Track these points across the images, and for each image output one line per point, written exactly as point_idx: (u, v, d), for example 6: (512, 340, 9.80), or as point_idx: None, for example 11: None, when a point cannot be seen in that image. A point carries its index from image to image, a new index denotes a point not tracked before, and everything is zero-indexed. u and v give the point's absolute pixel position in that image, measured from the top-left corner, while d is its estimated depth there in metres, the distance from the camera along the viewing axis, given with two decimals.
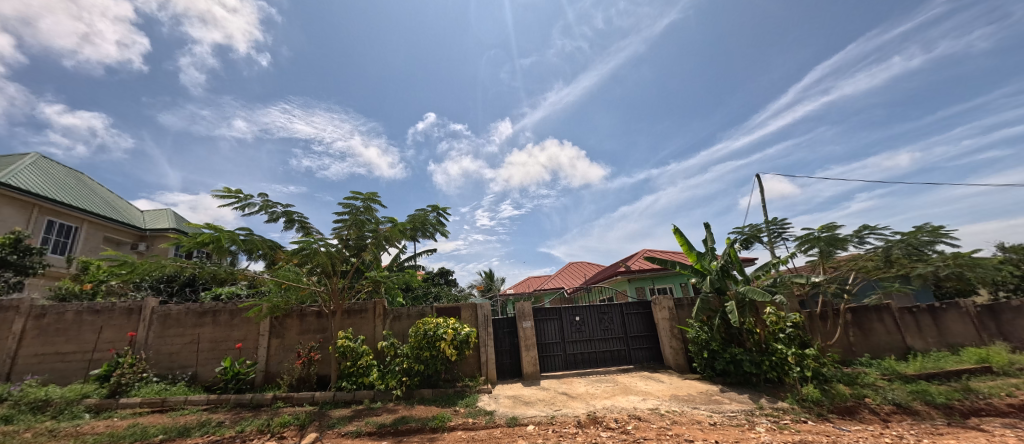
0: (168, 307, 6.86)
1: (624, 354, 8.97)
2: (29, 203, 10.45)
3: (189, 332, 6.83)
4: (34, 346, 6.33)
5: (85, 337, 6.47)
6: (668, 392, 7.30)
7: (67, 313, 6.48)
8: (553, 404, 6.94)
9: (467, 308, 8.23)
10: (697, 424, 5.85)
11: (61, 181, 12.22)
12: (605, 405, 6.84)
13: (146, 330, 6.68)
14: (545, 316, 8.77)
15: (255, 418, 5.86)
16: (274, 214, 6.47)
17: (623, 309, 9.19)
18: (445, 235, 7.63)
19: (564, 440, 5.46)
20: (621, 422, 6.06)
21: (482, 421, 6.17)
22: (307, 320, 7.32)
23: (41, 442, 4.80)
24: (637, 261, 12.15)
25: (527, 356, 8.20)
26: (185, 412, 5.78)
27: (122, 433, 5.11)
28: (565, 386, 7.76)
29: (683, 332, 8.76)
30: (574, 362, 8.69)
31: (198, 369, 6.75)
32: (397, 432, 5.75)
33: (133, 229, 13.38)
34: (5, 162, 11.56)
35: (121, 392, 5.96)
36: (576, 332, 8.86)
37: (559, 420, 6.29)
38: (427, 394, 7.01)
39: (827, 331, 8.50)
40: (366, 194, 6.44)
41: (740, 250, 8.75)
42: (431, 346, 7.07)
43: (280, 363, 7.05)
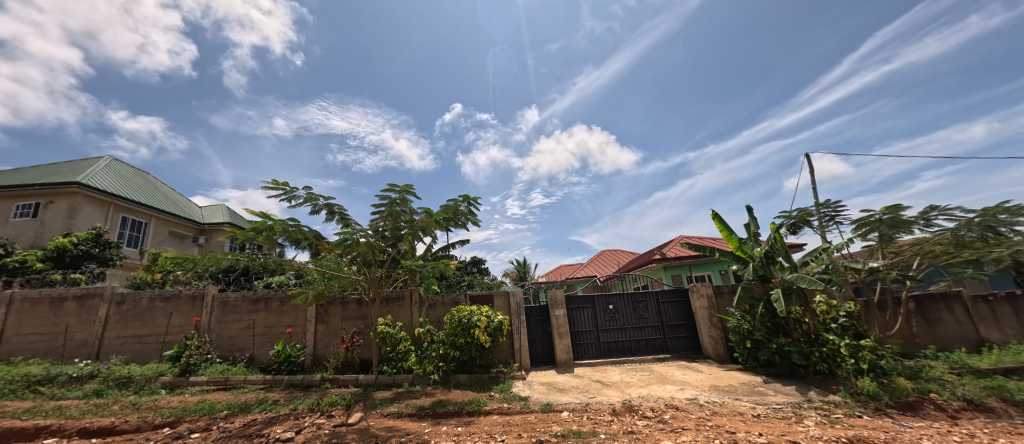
0: (226, 295, 7.42)
1: (660, 343, 8.77)
2: (106, 201, 11.61)
3: (245, 318, 7.37)
4: (117, 329, 7.07)
5: (158, 322, 7.15)
6: (708, 383, 7.07)
7: (142, 300, 7.18)
8: (587, 391, 6.93)
9: (500, 296, 8.31)
10: (739, 416, 5.63)
11: (131, 181, 13.45)
12: (641, 394, 6.74)
13: (208, 316, 7.28)
14: (578, 304, 8.70)
15: (306, 398, 6.28)
16: (317, 206, 6.80)
17: (658, 297, 8.94)
18: (477, 225, 7.70)
19: (599, 427, 5.44)
20: (657, 411, 5.95)
21: (517, 407, 6.27)
22: (349, 307, 7.69)
23: (127, 414, 5.41)
24: (673, 248, 11.74)
25: (560, 343, 8.21)
26: (245, 390, 6.29)
27: (193, 408, 5.66)
28: (599, 374, 7.72)
29: (723, 321, 8.42)
30: (608, 350, 8.62)
31: (254, 352, 7.30)
32: (435, 415, 5.96)
33: (193, 224, 14.51)
34: (84, 165, 12.86)
35: (190, 372, 6.56)
36: (610, 320, 8.75)
37: (593, 407, 6.28)
38: (463, 379, 7.22)
39: (885, 321, 7.87)
40: (402, 185, 6.62)
41: (787, 236, 8.23)
42: (465, 333, 7.23)
43: (327, 347, 7.48)
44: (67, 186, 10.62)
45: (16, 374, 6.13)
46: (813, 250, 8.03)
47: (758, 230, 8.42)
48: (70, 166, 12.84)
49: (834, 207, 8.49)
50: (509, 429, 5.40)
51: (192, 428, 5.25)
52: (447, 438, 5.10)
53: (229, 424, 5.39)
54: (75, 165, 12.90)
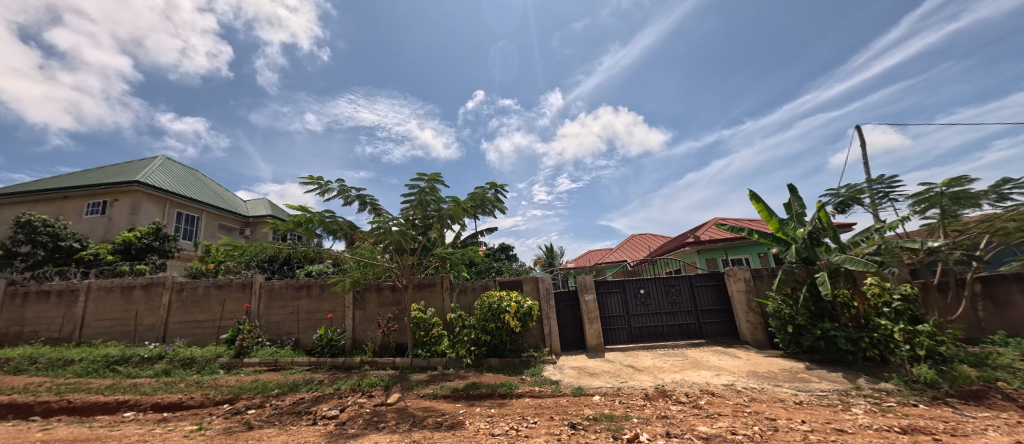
0: (272, 282, 7.89)
1: (694, 328, 8.56)
2: (163, 198, 12.57)
3: (290, 304, 7.82)
4: (179, 315, 7.70)
5: (213, 308, 7.72)
6: (746, 368, 6.85)
7: (198, 287, 7.77)
8: (618, 376, 6.90)
9: (529, 281, 8.34)
10: (780, 402, 5.43)
11: (182, 178, 14.45)
12: (674, 379, 6.64)
13: (257, 302, 7.79)
14: (608, 289, 8.61)
15: (348, 379, 6.64)
16: (349, 197, 7.02)
17: (692, 281, 8.68)
18: (504, 211, 7.73)
19: (631, 411, 5.42)
20: (692, 396, 5.85)
21: (548, 390, 6.35)
22: (383, 293, 7.99)
23: (192, 391, 5.94)
24: (708, 231, 11.28)
25: (590, 328, 8.18)
26: (294, 371, 6.73)
27: (248, 386, 6.13)
28: (631, 359, 7.65)
29: (762, 306, 8.08)
30: (640, 335, 8.51)
31: (299, 336, 7.76)
32: (469, 397, 6.15)
33: (239, 217, 15.41)
34: (141, 165, 13.91)
35: (244, 353, 7.08)
36: (641, 305, 8.60)
37: (625, 391, 6.25)
38: (495, 363, 7.37)
39: (946, 305, 7.26)
40: (430, 174, 6.70)
41: (833, 215, 7.71)
42: (496, 318, 7.33)
43: (365, 332, 7.83)
44: (128, 185, 11.57)
45: (99, 354, 6.86)
46: (863, 229, 7.49)
47: (800, 209, 7.94)
48: (130, 166, 13.93)
49: (888, 183, 7.83)
50: (541, 411, 5.48)
51: (248, 404, 5.71)
52: (481, 418, 5.25)
53: (280, 401, 5.80)
54: (133, 165, 13.98)
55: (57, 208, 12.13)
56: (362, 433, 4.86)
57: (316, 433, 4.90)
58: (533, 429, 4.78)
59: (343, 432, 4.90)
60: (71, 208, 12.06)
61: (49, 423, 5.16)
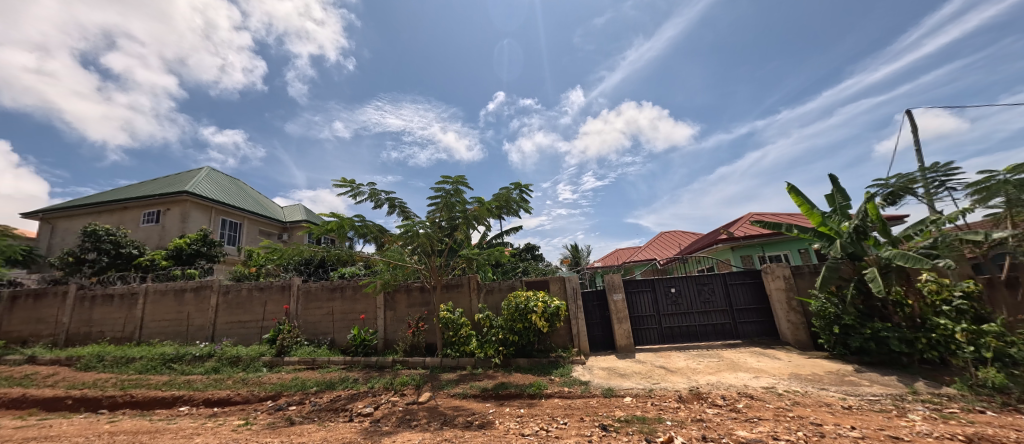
0: (308, 284, 8.23)
1: (729, 328, 8.23)
2: (209, 206, 13.41)
3: (325, 305, 8.14)
4: (225, 315, 8.18)
5: (256, 309, 8.15)
6: (787, 371, 6.51)
7: (242, 290, 8.21)
8: (650, 377, 6.73)
9: (556, 281, 8.28)
10: (826, 407, 5.12)
11: (225, 187, 15.34)
12: (709, 381, 6.40)
13: (295, 304, 8.15)
14: (637, 288, 8.41)
15: (381, 377, 6.83)
16: (379, 200, 7.23)
17: (726, 279, 8.35)
18: (529, 211, 7.72)
19: (664, 413, 5.27)
20: (730, 399, 5.61)
21: (578, 391, 6.28)
22: (413, 294, 8.17)
23: (239, 387, 6.29)
24: (742, 227, 10.83)
25: (619, 328, 8.02)
26: (330, 370, 6.99)
27: (289, 384, 6.42)
28: (663, 360, 7.44)
29: (803, 305, 7.65)
30: (671, 335, 8.27)
31: (335, 336, 8.06)
32: (499, 396, 6.18)
33: (277, 223, 16.15)
34: (189, 176, 14.88)
35: (285, 352, 7.43)
36: (672, 305, 8.36)
37: (658, 393, 6.08)
38: (523, 363, 7.38)
39: (1017, 303, 6.61)
40: (455, 177, 6.80)
41: (882, 207, 7.21)
42: (523, 318, 7.32)
43: (396, 332, 8.03)
44: (179, 195, 12.42)
45: (156, 352, 7.39)
46: (915, 222, 7.00)
47: (844, 202, 7.48)
48: (179, 177, 14.94)
49: (943, 171, 7.24)
50: (571, 412, 5.43)
51: (289, 401, 5.98)
52: (511, 418, 5.25)
53: (319, 399, 6.04)
54: (182, 177, 14.99)
55: (117, 218, 13.18)
56: (396, 430, 4.98)
57: (353, 430, 5.07)
58: (563, 430, 4.74)
59: (377, 429, 5.04)
60: (130, 218, 13.08)
61: (115, 415, 5.62)
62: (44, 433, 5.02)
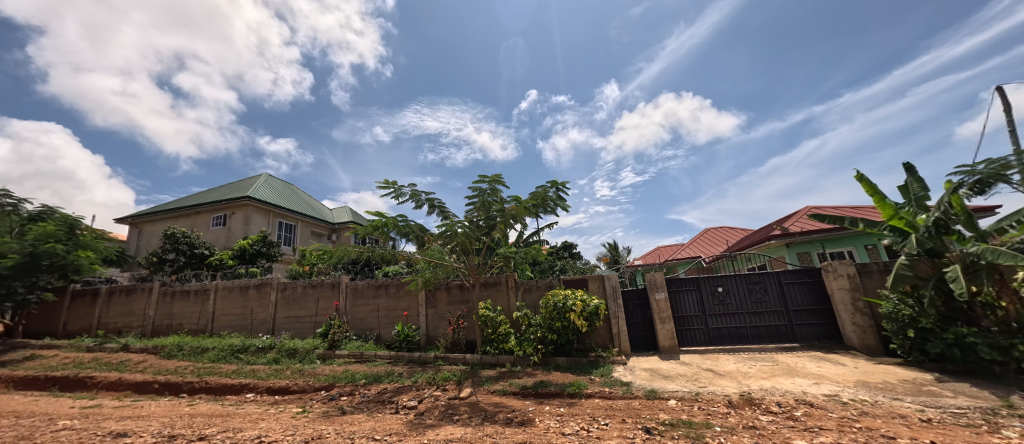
0: (356, 282, 8.67)
1: (784, 330, 7.69)
2: (267, 210, 14.51)
3: (372, 302, 8.54)
4: (283, 311, 8.81)
5: (310, 305, 8.72)
6: (853, 378, 5.96)
7: (298, 287, 8.81)
8: (696, 380, 6.44)
9: (595, 279, 8.13)
10: (900, 419, 4.63)
11: (280, 192, 16.52)
12: (762, 386, 6.01)
13: (344, 300, 8.62)
14: (681, 287, 8.07)
15: (424, 372, 7.07)
16: (419, 201, 7.47)
17: (780, 278, 7.81)
18: (566, 209, 7.65)
19: (713, 418, 5.01)
20: (786, 406, 5.24)
21: (619, 392, 6.14)
22: (453, 292, 8.37)
23: (296, 377, 6.76)
24: (798, 221, 10.08)
25: (662, 328, 7.74)
26: (376, 364, 7.33)
27: (341, 376, 6.82)
28: (710, 362, 7.10)
29: (872, 307, 6.98)
30: (719, 337, 7.86)
31: (380, 331, 8.44)
32: (538, 395, 6.18)
33: (326, 224, 17.15)
34: (249, 182, 16.17)
35: (336, 346, 7.90)
36: (720, 305, 7.94)
37: (705, 397, 5.80)
38: (562, 362, 7.33)
39: None
40: (491, 176, 6.87)
41: (967, 198, 6.40)
42: (562, 317, 7.25)
43: (437, 329, 8.27)
44: (241, 200, 13.56)
45: (226, 343, 8.13)
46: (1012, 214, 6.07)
47: (920, 192, 6.72)
48: (241, 184, 16.28)
49: None
50: (612, 413, 5.31)
51: (341, 392, 6.35)
52: (551, 417, 5.24)
53: (367, 390, 6.36)
54: (243, 183, 16.32)
55: (190, 222, 14.61)
56: (439, 424, 5.13)
57: (398, 421, 5.29)
58: (605, 431, 4.65)
59: (422, 422, 5.22)
60: (201, 221, 14.45)
61: (193, 399, 6.25)
62: (136, 413, 5.69)
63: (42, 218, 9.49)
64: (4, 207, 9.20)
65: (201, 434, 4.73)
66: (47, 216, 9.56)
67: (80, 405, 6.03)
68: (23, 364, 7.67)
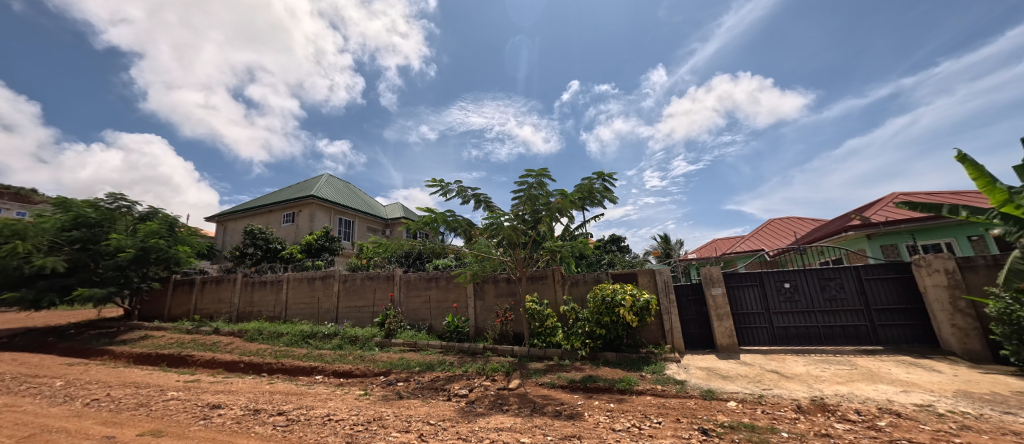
0: (409, 275, 9.10)
1: (864, 331, 6.94)
2: (328, 207, 15.63)
3: (424, 293, 8.92)
4: (345, 301, 9.49)
5: (368, 295, 9.32)
6: (951, 387, 5.24)
7: (357, 279, 9.45)
8: (759, 382, 6.02)
9: (645, 273, 7.86)
10: (1014, 436, 4.00)
11: (339, 190, 17.72)
12: (837, 391, 5.48)
13: (398, 292, 9.10)
14: (741, 282, 7.55)
15: (474, 362, 7.29)
16: (466, 196, 7.65)
17: (859, 273, 7.04)
18: (614, 201, 7.43)
19: (779, 423, 4.66)
20: (867, 415, 4.73)
21: (673, 390, 5.91)
22: (500, 285, 8.52)
23: (358, 362, 7.28)
24: (882, 209, 8.99)
25: (720, 326, 7.31)
26: (429, 353, 7.68)
27: (397, 363, 7.24)
28: (775, 363, 6.59)
29: (977, 307, 6.07)
30: (785, 337, 7.27)
31: (432, 322, 8.81)
32: (587, 389, 6.12)
33: (381, 219, 18.16)
34: (311, 182, 17.52)
35: (392, 335, 8.39)
36: (786, 302, 7.34)
37: (770, 401, 5.40)
38: (611, 357, 7.19)
39: None
40: (537, 169, 6.84)
41: None
42: (610, 312, 7.09)
43: (485, 320, 8.48)
44: (306, 199, 14.75)
45: (297, 329, 8.93)
46: None
47: None
48: (305, 184, 17.69)
49: None
50: (666, 411, 5.13)
51: (397, 377, 6.74)
52: (601, 412, 5.17)
53: (421, 377, 6.69)
54: (307, 183, 17.73)
55: (264, 220, 16.20)
56: (488, 413, 5.28)
57: (451, 408, 5.52)
58: (657, 429, 4.51)
59: (473, 410, 5.40)
60: (272, 219, 15.94)
61: (272, 378, 6.97)
62: (227, 388, 6.47)
63: (150, 218, 11.03)
64: (121, 208, 10.72)
65: (281, 409, 5.27)
66: (153, 216, 11.08)
67: (184, 379, 6.97)
68: (140, 342, 9.03)
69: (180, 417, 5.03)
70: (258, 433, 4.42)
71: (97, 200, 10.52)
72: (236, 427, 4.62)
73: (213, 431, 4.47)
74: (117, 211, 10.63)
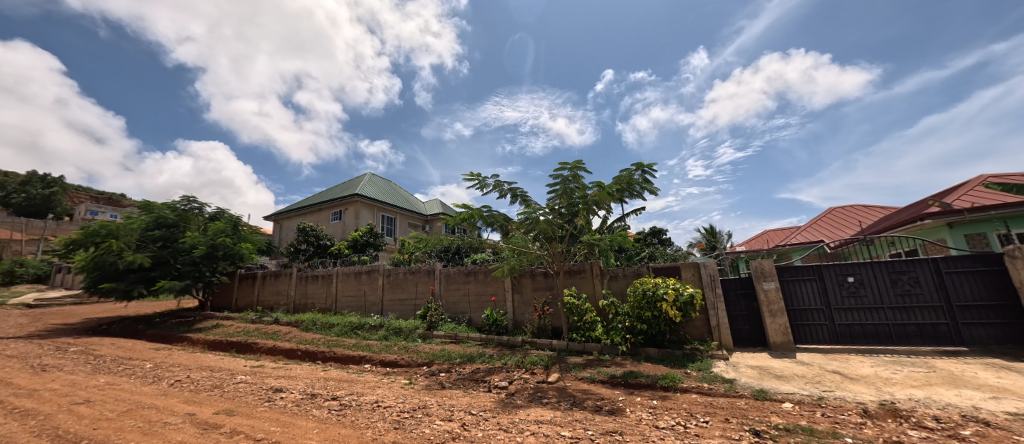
0: (448, 269, 9.35)
1: (945, 330, 6.23)
2: (372, 205, 16.39)
3: (463, 287, 9.13)
4: (390, 294, 9.93)
5: (410, 289, 9.69)
6: None
7: (400, 273, 9.85)
8: (818, 383, 5.60)
9: (689, 267, 7.54)
10: None
11: (381, 188, 18.52)
12: (912, 396, 4.97)
13: (439, 286, 9.38)
14: (797, 276, 7.05)
15: (513, 355, 7.39)
16: (502, 191, 7.71)
17: (939, 266, 6.32)
18: (654, 192, 7.18)
19: (841, 428, 4.32)
20: (949, 423, 4.26)
21: (720, 389, 5.65)
22: (537, 279, 8.54)
23: (402, 353, 7.61)
24: (968, 194, 7.99)
25: (773, 323, 6.88)
26: (469, 345, 7.87)
27: (439, 354, 7.49)
28: (837, 364, 6.10)
29: None
30: (849, 335, 6.70)
31: (471, 315, 9.01)
32: (628, 385, 6.01)
33: (421, 215, 18.78)
34: (355, 182, 18.44)
35: (434, 327, 8.69)
36: (850, 297, 6.76)
37: (832, 403, 5.00)
38: (653, 353, 6.99)
39: None
40: (572, 162, 6.75)
41: None
42: (652, 307, 6.88)
43: (524, 314, 8.54)
44: (352, 197, 15.56)
45: (347, 321, 9.48)
46: None
47: None
48: (350, 183, 18.65)
49: None
50: (713, 410, 4.91)
51: (440, 368, 6.98)
52: (643, 409, 5.05)
53: (462, 368, 6.88)
54: (352, 183, 18.68)
55: (314, 218, 17.29)
56: (528, 405, 5.34)
57: (491, 399, 5.65)
58: (705, 429, 4.34)
59: (512, 402, 5.48)
60: (321, 218, 16.98)
61: (326, 366, 7.47)
62: (287, 373, 7.03)
63: (217, 218, 12.13)
64: (194, 210, 11.89)
65: (334, 395, 5.65)
66: (220, 216, 12.17)
67: (250, 365, 7.65)
68: (213, 330, 10.01)
69: (249, 398, 5.53)
70: (316, 415, 4.76)
71: (174, 202, 11.73)
72: (296, 410, 4.99)
73: (277, 412, 4.87)
74: (191, 212, 11.79)
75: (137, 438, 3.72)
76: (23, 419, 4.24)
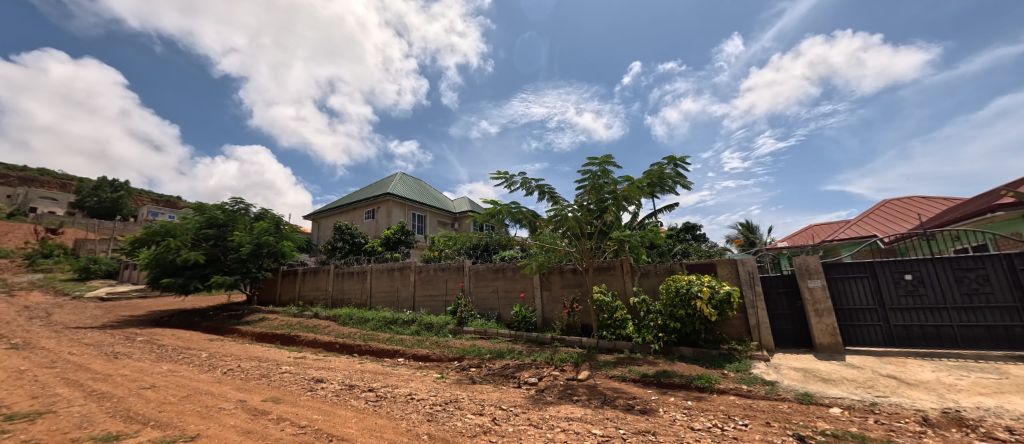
0: (477, 266, 9.47)
1: (1021, 333, 5.65)
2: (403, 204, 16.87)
3: (492, 284, 9.23)
4: (421, 290, 10.19)
5: (441, 285, 9.90)
6: None
7: (431, 270, 10.08)
8: (870, 388, 5.24)
9: (725, 264, 7.24)
10: None
11: (412, 187, 19.00)
12: (980, 404, 4.55)
13: (468, 282, 9.53)
14: (847, 273, 6.61)
15: (542, 352, 7.40)
16: (530, 188, 7.71)
17: (1013, 263, 5.73)
18: (687, 187, 6.95)
19: (897, 436, 4.03)
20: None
21: (760, 391, 5.40)
22: (566, 276, 8.49)
23: (434, 348, 7.81)
24: None
25: (819, 323, 6.50)
26: (499, 341, 7.97)
27: (469, 349, 7.63)
28: (892, 368, 5.67)
29: None
30: (906, 337, 6.23)
31: (500, 311, 9.09)
32: (661, 384, 5.87)
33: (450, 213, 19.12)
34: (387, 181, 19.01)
35: (464, 322, 8.85)
36: (907, 296, 6.27)
37: (886, 410, 4.67)
38: (687, 353, 6.79)
39: None
40: (601, 157, 6.64)
41: None
42: (685, 304, 6.68)
43: (553, 311, 8.52)
44: (384, 196, 16.09)
45: (381, 316, 9.83)
46: None
47: None
48: (382, 183, 19.27)
49: None
50: (753, 413, 4.71)
51: (470, 363, 7.11)
52: (677, 409, 4.93)
53: (492, 364, 6.98)
54: (383, 182, 19.29)
55: (349, 217, 18.00)
56: (558, 402, 5.33)
57: (521, 395, 5.70)
58: (744, 432, 4.18)
59: (542, 398, 5.49)
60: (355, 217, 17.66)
61: (362, 359, 7.78)
62: (327, 365, 7.40)
63: (262, 218, 12.87)
64: (241, 210, 12.66)
65: (371, 386, 5.89)
66: (264, 215, 12.92)
67: (293, 356, 8.11)
68: (260, 323, 10.68)
69: (293, 387, 5.87)
70: (354, 405, 4.98)
71: (224, 203, 12.55)
72: (336, 399, 5.25)
73: (318, 401, 5.16)
74: (238, 213, 12.57)
75: (196, 422, 4.04)
76: (100, 400, 4.71)
